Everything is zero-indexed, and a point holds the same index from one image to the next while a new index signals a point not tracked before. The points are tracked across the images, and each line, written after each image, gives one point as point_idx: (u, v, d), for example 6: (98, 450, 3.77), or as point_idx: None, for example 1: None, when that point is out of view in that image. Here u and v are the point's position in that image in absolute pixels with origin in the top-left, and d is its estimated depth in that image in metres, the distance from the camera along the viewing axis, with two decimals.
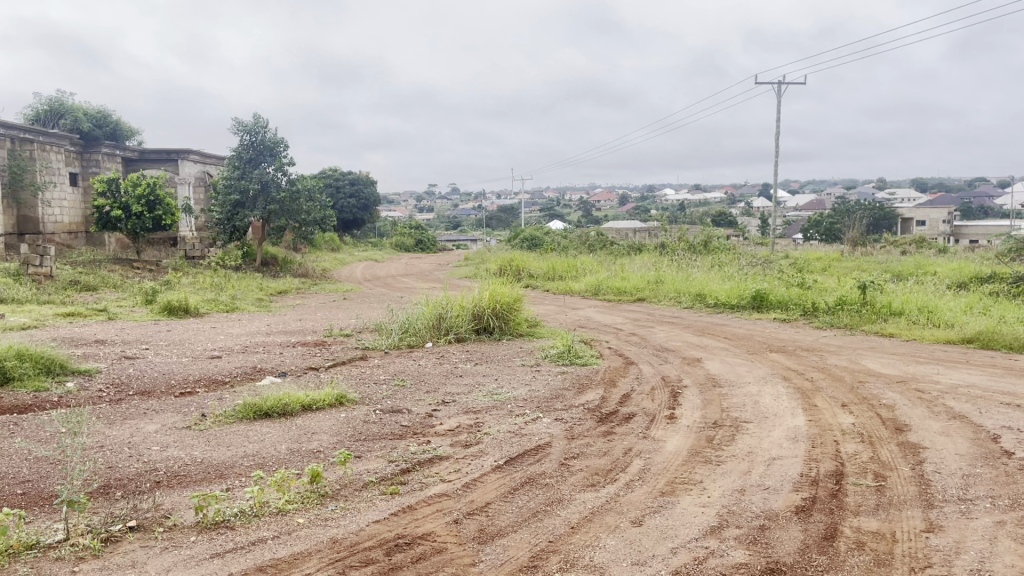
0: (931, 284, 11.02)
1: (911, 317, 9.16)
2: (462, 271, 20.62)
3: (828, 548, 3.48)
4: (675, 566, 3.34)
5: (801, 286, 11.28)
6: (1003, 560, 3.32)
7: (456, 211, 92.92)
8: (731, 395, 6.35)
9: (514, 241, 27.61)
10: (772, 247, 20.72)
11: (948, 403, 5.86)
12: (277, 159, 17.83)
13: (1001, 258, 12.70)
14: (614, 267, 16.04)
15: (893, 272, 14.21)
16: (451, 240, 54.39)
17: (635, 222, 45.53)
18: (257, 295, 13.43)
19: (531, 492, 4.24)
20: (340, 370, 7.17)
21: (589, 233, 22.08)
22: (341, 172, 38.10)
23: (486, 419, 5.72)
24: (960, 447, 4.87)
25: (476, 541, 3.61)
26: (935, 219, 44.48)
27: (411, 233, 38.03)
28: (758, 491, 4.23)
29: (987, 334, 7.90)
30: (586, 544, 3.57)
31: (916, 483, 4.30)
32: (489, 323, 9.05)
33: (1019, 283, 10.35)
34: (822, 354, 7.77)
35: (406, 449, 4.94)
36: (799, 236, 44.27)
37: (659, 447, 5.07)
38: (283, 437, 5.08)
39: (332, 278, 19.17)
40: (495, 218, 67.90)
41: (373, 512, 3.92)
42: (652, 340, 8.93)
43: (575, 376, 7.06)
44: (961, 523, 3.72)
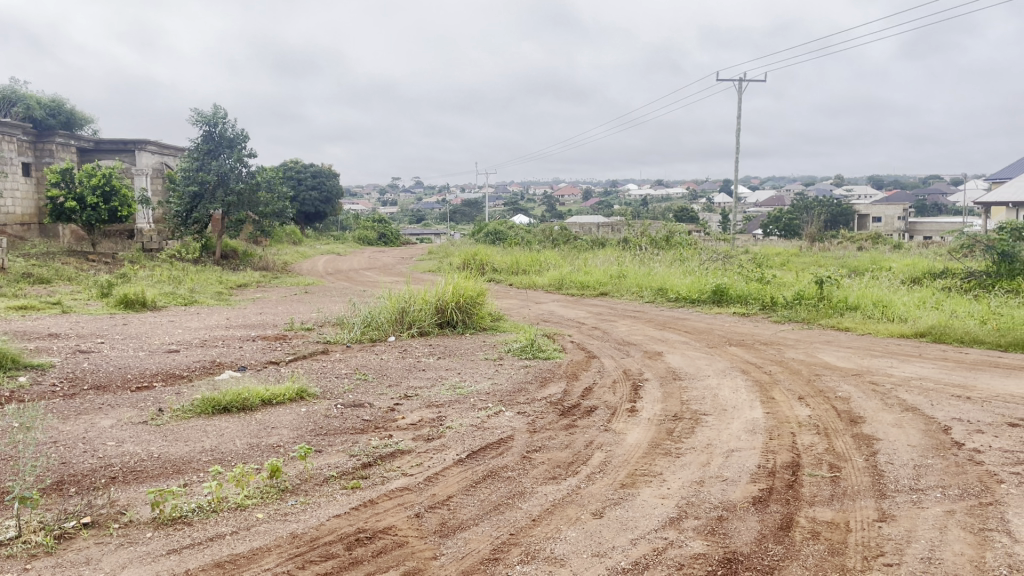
0: (884, 279, 11.25)
1: (867, 311, 9.33)
2: (425, 265, 20.59)
3: (785, 538, 3.55)
4: (634, 557, 3.38)
5: (761, 280, 11.44)
6: (953, 548, 3.42)
7: (417, 205, 92.59)
8: (691, 388, 6.44)
9: (478, 235, 27.60)
10: (732, 242, 20.95)
11: (901, 396, 6.00)
12: (237, 152, 17.57)
13: (953, 255, 12.99)
14: (577, 261, 16.13)
15: (849, 268, 14.45)
16: (414, 233, 54.07)
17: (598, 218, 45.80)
18: (216, 287, 13.28)
19: (493, 485, 4.26)
20: (301, 364, 7.12)
21: (551, 227, 22.10)
22: (302, 164, 37.53)
23: (448, 413, 5.73)
24: (913, 439, 4.99)
25: (438, 534, 3.62)
26: (891, 215, 45.23)
27: (374, 227, 37.69)
28: (716, 483, 4.29)
29: (939, 329, 8.09)
30: (547, 536, 3.60)
31: (870, 473, 4.40)
32: (452, 317, 9.03)
33: (971, 280, 10.60)
34: (780, 348, 7.90)
35: (369, 443, 4.93)
36: (758, 231, 44.81)
37: (620, 439, 5.12)
38: (243, 432, 5.04)
39: (293, 271, 18.95)
40: (459, 212, 67.69)
41: (334, 506, 3.91)
42: (614, 333, 9.00)
43: (538, 370, 7.09)
44: (912, 513, 3.82)
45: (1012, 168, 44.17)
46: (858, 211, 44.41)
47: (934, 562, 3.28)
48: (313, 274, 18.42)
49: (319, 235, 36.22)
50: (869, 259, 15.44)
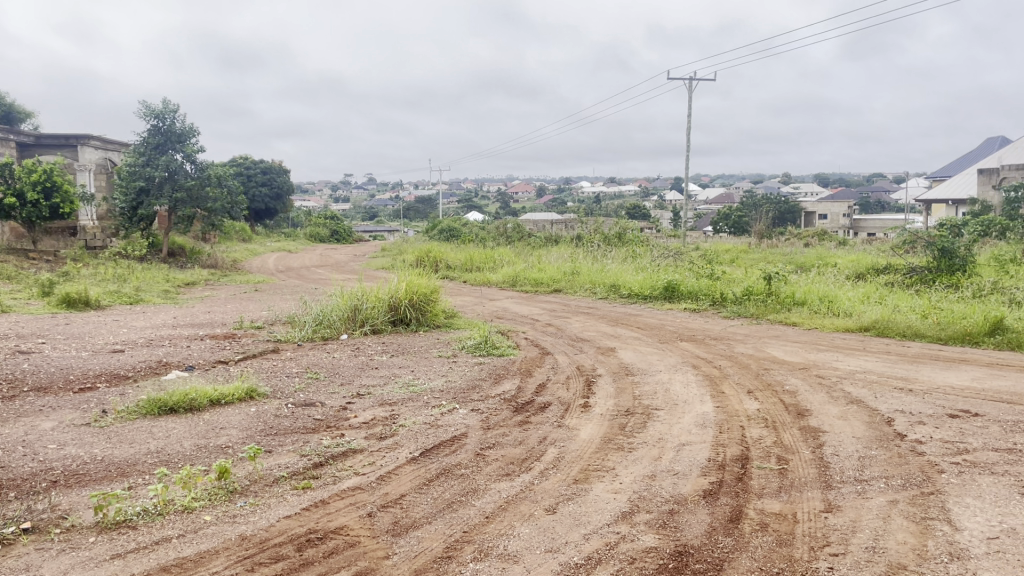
0: (830, 275, 11.48)
1: (813, 306, 9.52)
2: (377, 262, 20.47)
3: (734, 530, 3.61)
4: (587, 551, 3.41)
5: (711, 276, 11.60)
6: (896, 537, 3.51)
7: (368, 203, 91.88)
8: (643, 383, 6.51)
9: (432, 232, 27.50)
10: (683, 239, 21.12)
11: (846, 388, 6.14)
12: (187, 146, 17.28)
13: (895, 251, 13.30)
14: (530, 258, 16.17)
15: (796, 264, 14.74)
16: (366, 231, 53.59)
17: (552, 216, 46.01)
18: (163, 286, 13.02)
19: (446, 483, 4.26)
20: (250, 363, 7.02)
21: (505, 224, 22.12)
22: (252, 160, 36.85)
23: (401, 411, 5.71)
24: (858, 430, 5.12)
25: (390, 533, 3.61)
26: (836, 214, 46.22)
27: (326, 223, 37.26)
28: (668, 476, 4.35)
29: (882, 323, 8.30)
30: (500, 533, 3.61)
31: (816, 465, 4.50)
32: (405, 314, 8.97)
33: (913, 275, 10.89)
34: (729, 342, 8.04)
35: (320, 442, 4.89)
36: (709, 228, 45.45)
37: (573, 435, 5.16)
38: (190, 433, 4.95)
39: (242, 269, 18.62)
40: (413, 209, 67.26)
41: (284, 507, 3.87)
42: (568, 330, 9.06)
43: (492, 366, 7.10)
44: (857, 503, 3.92)
45: (953, 168, 45.29)
46: (806, 209, 45.14)
47: (878, 552, 3.37)
48: (263, 272, 18.17)
49: (270, 232, 35.65)
50: (816, 256, 15.75)
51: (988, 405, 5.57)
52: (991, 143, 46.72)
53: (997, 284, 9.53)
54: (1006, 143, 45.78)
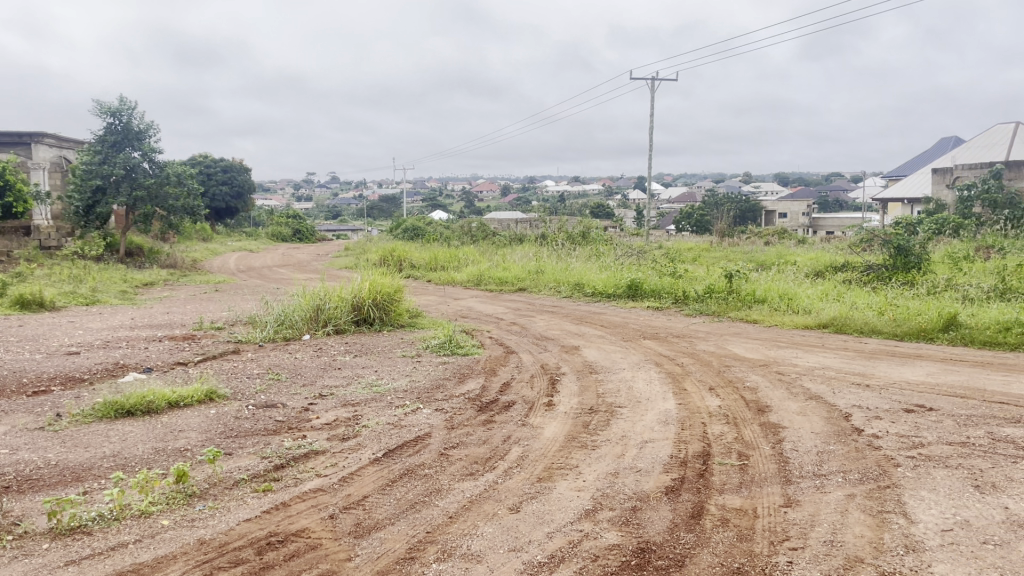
0: (789, 273, 11.65)
1: (773, 304, 9.66)
2: (340, 261, 20.32)
3: (695, 526, 3.65)
4: (550, 550, 3.43)
5: (673, 274, 11.71)
6: (853, 531, 3.58)
7: (330, 202, 91.14)
8: (607, 380, 6.55)
9: (396, 232, 27.34)
10: (645, 238, 21.28)
11: (805, 384, 6.24)
12: (145, 144, 17.00)
13: (852, 249, 13.54)
14: (495, 257, 16.17)
15: (757, 262, 14.94)
16: (329, 231, 53.19)
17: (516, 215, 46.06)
18: (120, 286, 12.80)
19: (409, 483, 4.24)
20: (210, 365, 6.92)
21: (470, 223, 22.09)
22: (212, 159, 36.34)
23: (364, 412, 5.67)
24: (816, 426, 5.20)
25: (353, 535, 3.58)
26: (795, 212, 46.85)
27: (288, 222, 36.89)
28: (630, 474, 4.38)
29: (841, 320, 8.44)
30: (463, 533, 3.61)
31: (776, 460, 4.57)
32: (368, 314, 8.91)
33: (870, 273, 11.10)
34: (691, 340, 8.12)
35: (281, 445, 4.85)
36: (672, 227, 45.84)
37: (537, 434, 5.17)
38: (147, 436, 4.87)
39: (203, 269, 18.38)
40: (376, 208, 66.88)
41: (243, 510, 3.83)
42: (532, 329, 9.08)
43: (456, 366, 7.09)
44: (815, 498, 3.99)
45: (907, 168, 46.19)
46: (767, 208, 45.69)
47: (836, 545, 3.44)
48: (223, 272, 17.95)
49: (231, 232, 35.18)
50: (777, 254, 15.95)
51: (942, 399, 5.70)
52: (945, 144, 47.72)
53: (951, 281, 9.75)
54: (959, 143, 46.81)
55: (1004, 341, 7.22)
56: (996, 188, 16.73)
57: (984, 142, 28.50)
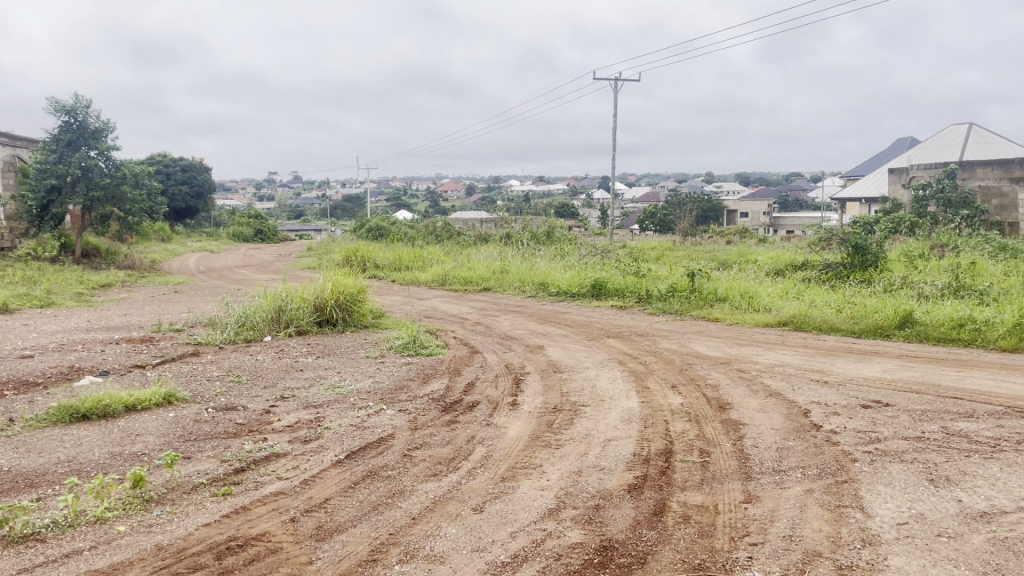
0: (750, 272, 11.79)
1: (734, 302, 9.79)
2: (303, 262, 20.16)
3: (658, 524, 3.68)
4: (513, 549, 3.43)
5: (637, 273, 11.79)
6: (812, 525, 3.64)
7: (290, 202, 90.25)
8: (571, 379, 6.57)
9: (359, 232, 27.16)
10: (609, 237, 21.39)
11: (765, 382, 6.33)
12: (100, 143, 16.68)
13: (811, 247, 13.75)
14: (459, 257, 16.15)
15: (719, 261, 15.11)
16: (292, 231, 52.72)
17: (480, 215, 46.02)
18: (77, 288, 12.55)
19: (372, 485, 4.22)
20: (169, 367, 6.82)
21: (434, 222, 22.02)
22: (171, 158, 35.82)
23: (327, 413, 5.63)
24: (776, 422, 5.28)
25: (314, 538, 3.56)
26: (756, 211, 47.40)
27: (250, 223, 36.45)
28: (594, 472, 4.41)
29: (800, 317, 8.57)
30: (426, 534, 3.60)
31: (737, 457, 4.63)
32: (331, 315, 8.85)
33: (829, 271, 11.29)
34: (654, 338, 8.18)
35: (241, 448, 4.79)
36: (635, 226, 46.13)
37: (501, 433, 5.18)
38: (104, 440, 4.78)
39: (161, 270, 18.10)
40: (340, 208, 66.39)
41: (202, 515, 3.77)
42: (497, 328, 9.07)
43: (420, 366, 7.06)
44: (775, 493, 4.04)
45: (864, 168, 47.01)
46: (728, 207, 46.19)
47: (794, 540, 3.49)
48: (183, 273, 17.69)
49: (191, 232, 34.67)
50: (739, 252, 16.14)
51: (898, 395, 5.82)
52: (900, 144, 48.64)
53: (906, 279, 9.96)
54: (914, 144, 47.77)
55: (958, 337, 7.38)
56: (949, 188, 17.08)
57: (938, 142, 29.12)
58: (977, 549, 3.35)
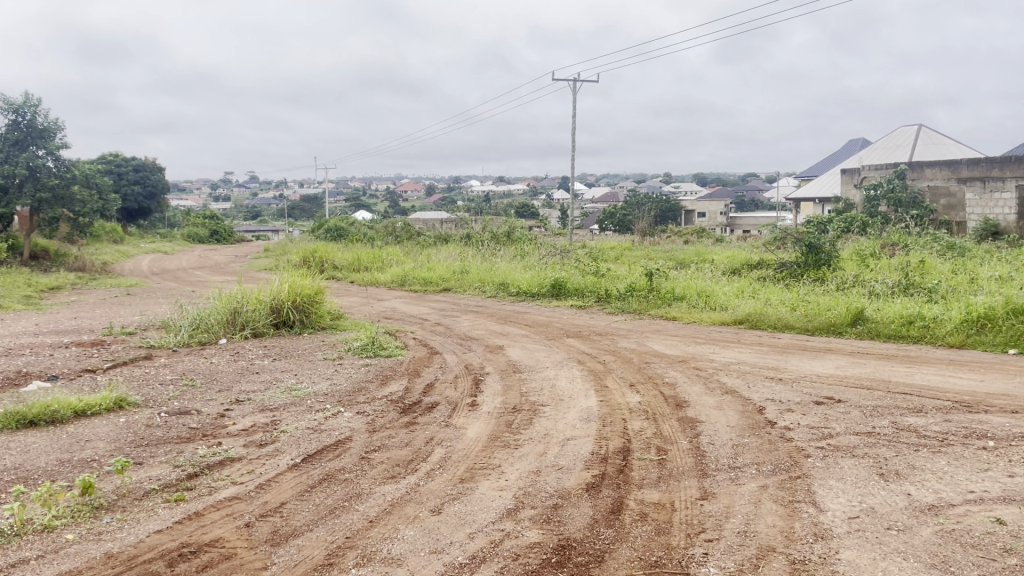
0: (707, 271, 11.94)
1: (692, 301, 9.90)
2: (260, 263, 19.91)
3: (615, 522, 3.71)
4: (472, 550, 3.43)
5: (596, 273, 11.86)
6: (766, 521, 3.70)
7: (245, 202, 89.03)
8: (530, 379, 6.59)
9: (317, 232, 26.88)
10: (569, 237, 21.47)
11: (721, 379, 6.41)
12: (49, 143, 16.27)
13: (766, 247, 13.96)
14: (419, 257, 16.07)
15: (676, 260, 15.27)
16: (249, 231, 52.03)
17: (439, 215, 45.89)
18: (25, 291, 12.23)
19: (329, 489, 4.18)
20: (120, 371, 6.68)
21: (393, 223, 21.89)
22: (122, 159, 35.11)
23: (283, 416, 5.56)
24: (731, 419, 5.35)
25: (269, 543, 3.51)
26: (714, 211, 47.95)
27: (205, 223, 35.85)
28: (552, 471, 4.42)
29: (755, 316, 8.70)
30: (384, 536, 3.58)
31: (694, 454, 4.68)
32: (288, 316, 8.75)
33: (785, 270, 11.48)
34: (613, 337, 8.23)
35: (195, 453, 4.71)
36: (594, 226, 46.37)
37: (460, 434, 5.17)
38: (52, 447, 4.66)
39: (113, 272, 17.72)
40: (297, 208, 65.67)
41: (154, 522, 3.70)
42: (457, 329, 9.05)
43: (379, 368, 7.01)
44: (730, 489, 4.10)
45: (817, 168, 47.91)
46: (686, 207, 46.69)
47: (748, 535, 3.54)
48: (136, 274, 17.35)
49: (144, 233, 34.01)
50: (696, 251, 16.33)
51: (850, 391, 5.94)
52: (851, 146, 49.65)
53: (858, 277, 10.16)
54: (865, 145, 48.77)
55: (908, 334, 7.56)
56: (900, 188, 17.48)
57: (889, 143, 29.77)
58: (924, 541, 3.43)
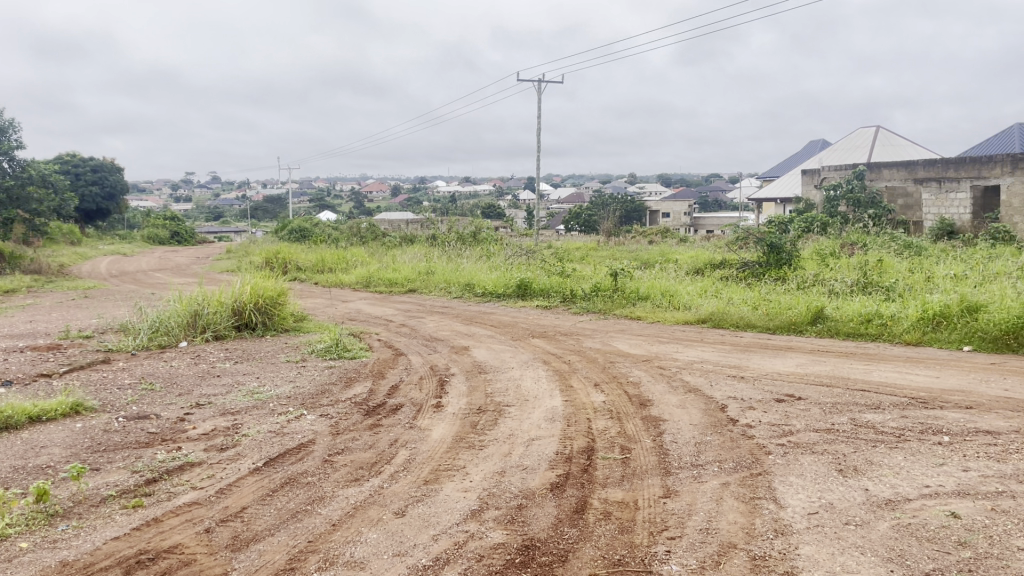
0: (671, 271, 12.04)
1: (656, 300, 9.98)
2: (222, 264, 19.67)
3: (579, 521, 3.72)
4: (435, 552, 3.42)
5: (561, 274, 11.90)
6: (727, 518, 3.74)
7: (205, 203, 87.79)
8: (495, 380, 6.59)
9: (281, 233, 26.60)
10: (534, 237, 21.50)
11: (684, 378, 6.47)
12: (4, 142, 15.91)
13: (728, 247, 14.12)
14: (385, 258, 15.99)
15: (640, 260, 15.38)
16: (210, 232, 51.32)
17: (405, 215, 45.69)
18: None
19: (291, 493, 4.14)
20: (77, 375, 6.55)
21: (358, 223, 21.75)
22: (80, 159, 34.42)
23: (244, 420, 5.49)
24: (694, 417, 5.40)
25: (229, 548, 3.47)
26: (678, 211, 48.35)
27: (166, 224, 35.24)
28: (517, 472, 4.43)
29: (718, 315, 8.79)
30: (347, 540, 3.55)
31: (657, 452, 4.72)
32: (250, 319, 8.65)
33: (747, 269, 11.61)
34: (578, 337, 8.26)
35: (154, 458, 4.63)
36: (560, 226, 46.47)
37: (425, 436, 5.15)
38: (5, 453, 4.56)
39: (70, 274, 17.37)
40: (259, 208, 64.93)
41: (111, 528, 3.64)
42: (422, 330, 9.01)
43: (343, 370, 6.96)
44: (693, 487, 4.14)
45: (777, 168, 48.55)
46: (650, 208, 47.03)
47: (710, 532, 3.58)
48: (94, 277, 17.02)
49: (103, 235, 33.38)
50: (659, 251, 16.45)
51: (810, 389, 6.03)
52: (810, 148, 50.40)
53: (818, 276, 10.32)
54: (824, 147, 49.51)
55: (866, 332, 7.70)
56: (858, 188, 17.80)
57: (848, 145, 30.29)
58: (882, 535, 3.49)
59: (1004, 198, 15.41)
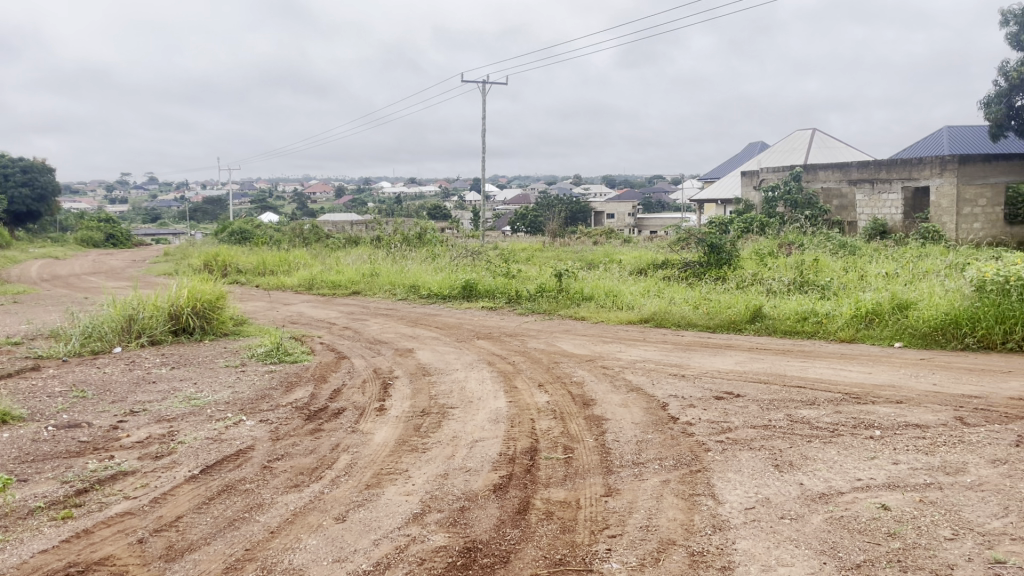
0: (615, 271, 12.17)
1: (600, 300, 10.07)
2: (159, 267, 19.18)
3: (521, 522, 3.74)
4: (376, 557, 3.39)
5: (506, 275, 11.92)
6: (667, 515, 3.79)
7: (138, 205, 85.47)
8: (439, 382, 6.56)
9: (222, 234, 26.04)
10: (479, 238, 21.48)
11: (626, 377, 6.54)
12: None
13: (670, 248, 14.33)
14: (329, 260, 15.80)
15: (584, 261, 15.48)
16: (145, 234, 49.97)
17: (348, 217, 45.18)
18: None
19: (228, 500, 4.05)
20: (4, 383, 6.31)
21: (300, 224, 21.45)
22: (9, 158, 33.15)
23: (181, 427, 5.36)
24: (635, 416, 5.47)
25: (163, 559, 3.38)
26: (621, 212, 48.81)
27: (99, 226, 34.10)
28: (460, 474, 4.42)
29: (661, 314, 8.91)
30: (286, 547, 3.49)
31: (599, 451, 4.76)
32: (188, 323, 8.44)
33: (689, 268, 11.80)
34: (523, 338, 8.28)
35: (85, 467, 4.49)
36: (505, 228, 46.50)
37: (367, 439, 5.10)
38: None
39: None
40: (194, 210, 63.38)
41: (38, 541, 3.51)
42: (366, 332, 8.93)
43: (283, 374, 6.85)
44: (633, 485, 4.19)
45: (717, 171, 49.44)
46: (594, 208, 47.38)
47: (650, 529, 3.63)
48: (24, 281, 16.40)
49: (33, 238, 32.21)
50: (602, 252, 16.60)
51: (748, 386, 6.15)
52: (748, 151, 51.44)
53: (756, 276, 10.55)
54: (762, 148, 50.55)
55: (802, 330, 7.90)
56: (795, 189, 18.24)
57: (785, 148, 31.00)
58: (815, 528, 3.59)
59: (932, 199, 15.95)
